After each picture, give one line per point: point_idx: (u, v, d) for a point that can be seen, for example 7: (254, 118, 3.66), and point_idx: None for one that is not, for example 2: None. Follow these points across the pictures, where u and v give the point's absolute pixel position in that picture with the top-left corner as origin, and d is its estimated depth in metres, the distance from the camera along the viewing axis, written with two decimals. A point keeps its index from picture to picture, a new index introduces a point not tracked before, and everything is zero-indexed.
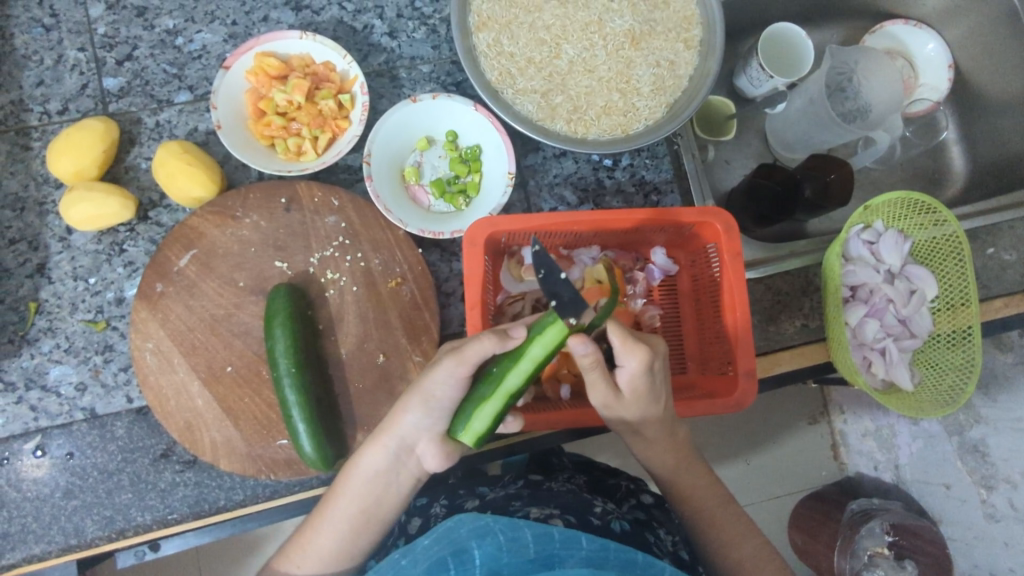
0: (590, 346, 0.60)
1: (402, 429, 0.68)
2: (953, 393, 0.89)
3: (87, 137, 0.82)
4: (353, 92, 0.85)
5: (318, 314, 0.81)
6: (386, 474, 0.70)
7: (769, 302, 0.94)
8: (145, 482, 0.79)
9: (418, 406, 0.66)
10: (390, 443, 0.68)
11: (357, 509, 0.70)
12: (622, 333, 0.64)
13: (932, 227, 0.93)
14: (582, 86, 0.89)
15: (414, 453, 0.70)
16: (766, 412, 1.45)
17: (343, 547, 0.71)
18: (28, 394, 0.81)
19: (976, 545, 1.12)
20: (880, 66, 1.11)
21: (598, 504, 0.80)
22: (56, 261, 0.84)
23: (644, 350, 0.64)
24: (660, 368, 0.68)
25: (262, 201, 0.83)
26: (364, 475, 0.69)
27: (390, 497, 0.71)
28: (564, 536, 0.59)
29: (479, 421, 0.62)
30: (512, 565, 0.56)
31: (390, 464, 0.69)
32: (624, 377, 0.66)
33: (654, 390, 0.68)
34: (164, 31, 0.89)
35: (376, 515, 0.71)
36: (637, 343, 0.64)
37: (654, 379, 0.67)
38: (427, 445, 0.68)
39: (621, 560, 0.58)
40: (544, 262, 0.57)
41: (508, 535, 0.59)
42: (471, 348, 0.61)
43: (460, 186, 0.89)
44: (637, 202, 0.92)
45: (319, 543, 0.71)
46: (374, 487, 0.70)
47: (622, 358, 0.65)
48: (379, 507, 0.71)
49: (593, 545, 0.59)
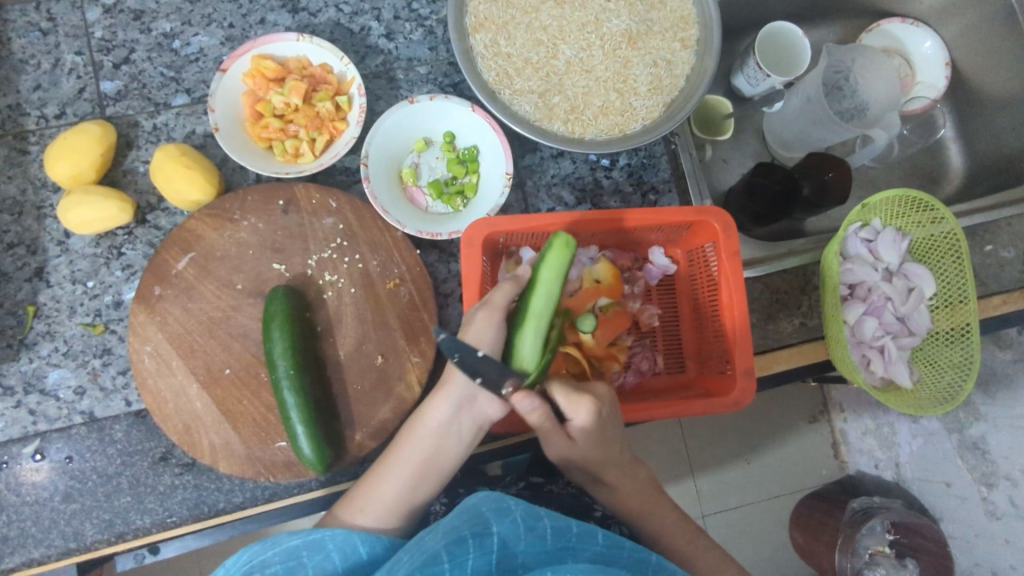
0: (537, 401, 0.63)
1: (463, 376, 0.68)
2: (952, 391, 0.89)
3: (85, 141, 0.82)
4: (350, 94, 0.85)
5: (317, 316, 0.81)
6: (447, 425, 0.70)
7: (766, 301, 0.94)
8: (144, 486, 0.79)
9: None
10: (455, 393, 0.69)
11: (421, 456, 0.69)
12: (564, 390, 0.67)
13: (930, 224, 0.93)
14: (579, 87, 0.89)
15: (476, 405, 0.70)
16: (765, 411, 1.45)
17: (406, 497, 0.68)
18: (27, 398, 0.81)
19: (977, 543, 1.11)
20: (877, 65, 1.12)
21: (599, 508, 0.82)
22: (55, 264, 0.84)
23: (588, 400, 0.67)
24: (610, 413, 0.69)
25: (259, 204, 0.83)
26: (428, 425, 0.69)
27: (450, 449, 0.70)
28: (581, 530, 0.61)
29: (525, 347, 0.67)
30: (529, 553, 0.58)
31: (453, 416, 0.69)
32: (576, 429, 0.68)
33: (606, 435, 0.69)
34: (161, 34, 0.89)
35: (437, 466, 0.70)
36: (580, 396, 0.67)
37: (606, 426, 0.69)
38: (487, 395, 0.69)
39: (632, 559, 0.63)
40: (457, 346, 0.63)
41: (527, 521, 0.59)
42: (498, 295, 0.69)
43: (458, 187, 0.89)
44: (635, 202, 0.93)
45: (386, 490, 0.68)
46: (436, 438, 0.69)
47: (568, 412, 0.67)
48: (439, 458, 0.70)
49: (607, 541, 0.63)
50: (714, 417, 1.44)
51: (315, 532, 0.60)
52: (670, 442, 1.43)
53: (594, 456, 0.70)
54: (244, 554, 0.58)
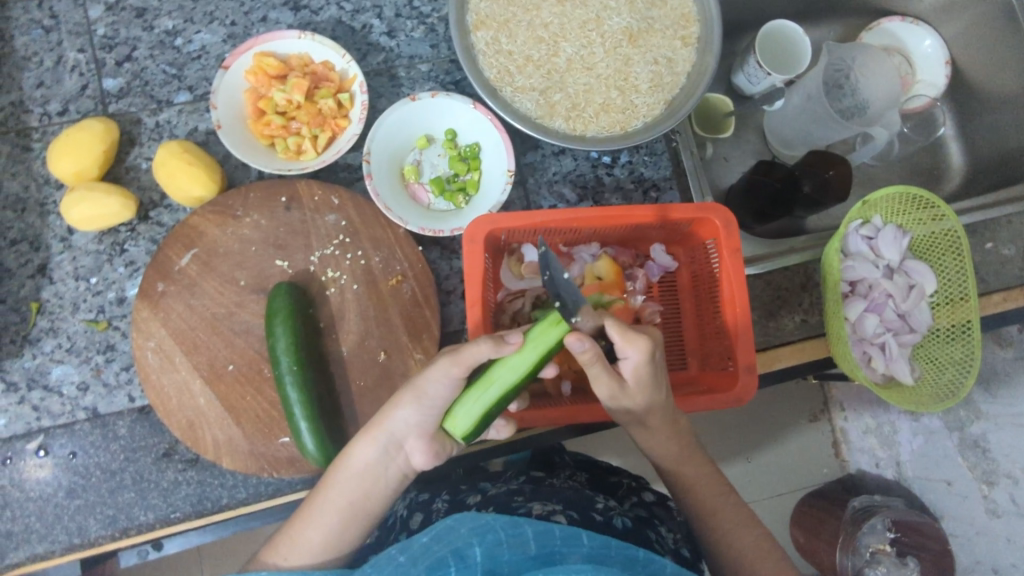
0: (588, 344, 0.62)
1: (394, 422, 0.68)
2: (952, 388, 0.89)
3: (87, 138, 0.82)
4: (352, 91, 0.86)
5: (319, 313, 0.81)
6: (376, 467, 0.69)
7: (768, 297, 0.95)
8: (147, 481, 0.79)
9: (412, 401, 0.67)
10: (381, 437, 0.68)
11: (346, 501, 0.69)
12: (621, 328, 0.65)
13: (932, 222, 0.93)
14: (581, 84, 0.90)
15: (403, 449, 0.70)
16: (766, 409, 1.45)
17: (332, 542, 0.69)
18: (31, 394, 0.81)
19: (978, 541, 1.12)
20: (876, 64, 1.12)
21: (600, 499, 0.81)
22: (58, 261, 0.84)
23: (644, 341, 0.65)
24: (661, 357, 0.68)
25: (262, 200, 0.83)
26: (354, 468, 0.69)
27: (379, 491, 0.70)
28: (565, 533, 0.61)
29: (462, 412, 0.64)
30: (513, 561, 0.59)
31: (380, 458, 0.69)
32: (626, 370, 0.67)
33: (658, 379, 0.69)
34: (163, 31, 0.89)
35: (365, 509, 0.70)
36: (638, 334, 0.65)
37: (656, 367, 0.68)
38: (417, 440, 0.69)
39: (622, 557, 0.60)
40: (549, 264, 0.63)
41: (508, 531, 0.60)
42: (467, 351, 0.63)
43: (460, 184, 0.89)
44: (637, 199, 0.93)
45: (307, 535, 0.69)
46: (364, 481, 0.69)
47: (624, 349, 0.66)
48: (368, 500, 0.70)
49: (594, 542, 0.61)
50: (715, 416, 1.44)
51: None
52: None
53: (645, 398, 0.70)
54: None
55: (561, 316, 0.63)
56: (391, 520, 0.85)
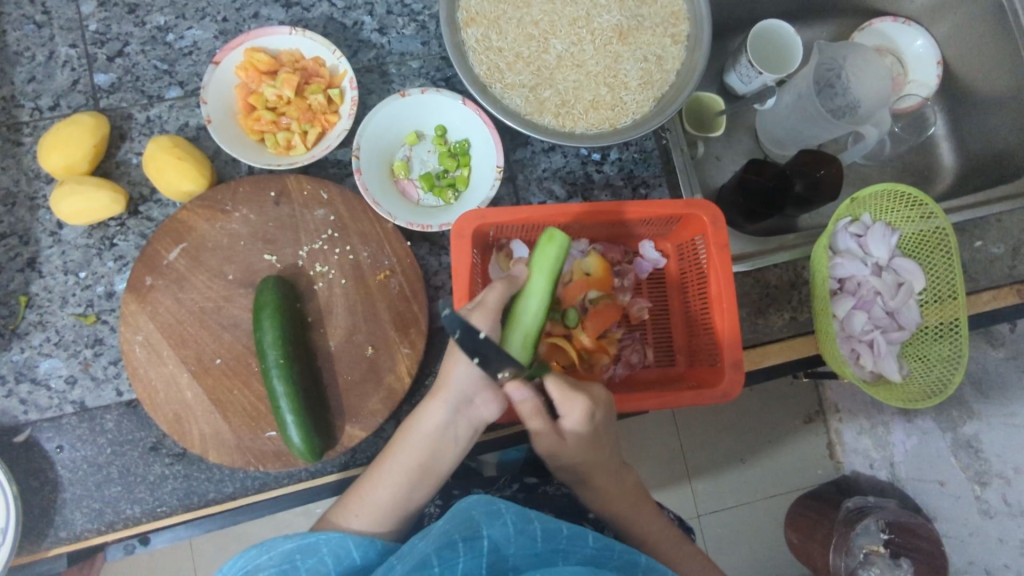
0: (526, 394, 0.65)
1: (459, 379, 0.70)
2: (939, 385, 0.89)
3: (77, 132, 0.82)
4: (342, 87, 0.86)
5: (307, 307, 0.81)
6: (445, 429, 0.71)
7: (757, 295, 0.95)
8: (134, 475, 0.79)
9: (467, 355, 0.69)
10: (451, 397, 0.70)
11: (416, 461, 0.71)
12: (560, 384, 0.68)
13: (919, 220, 0.93)
14: (570, 81, 0.90)
15: (472, 407, 0.71)
16: (759, 409, 1.46)
17: (400, 501, 0.71)
18: (19, 387, 0.81)
19: (971, 541, 1.11)
20: (869, 62, 1.13)
21: (593, 511, 0.82)
22: (47, 255, 0.84)
23: (582, 398, 0.68)
24: (604, 413, 0.71)
25: (251, 194, 0.83)
26: (424, 428, 0.71)
27: (447, 451, 0.72)
28: (572, 532, 0.61)
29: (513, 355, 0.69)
30: (519, 556, 0.58)
31: (449, 419, 0.70)
32: (567, 424, 0.70)
33: (598, 431, 0.71)
34: (154, 27, 0.89)
35: (433, 468, 0.71)
36: (576, 395, 0.68)
37: (596, 424, 0.70)
38: (484, 396, 0.70)
39: (621, 560, 0.63)
40: (465, 329, 0.56)
41: (517, 524, 0.59)
42: (491, 297, 0.69)
43: (449, 180, 0.90)
44: (626, 196, 0.93)
45: (377, 495, 0.70)
46: (433, 442, 0.71)
47: (560, 407, 0.68)
48: (436, 460, 0.72)
49: (598, 543, 0.63)
50: (707, 416, 1.45)
51: (309, 536, 0.63)
52: (664, 440, 1.43)
53: (587, 450, 0.72)
54: (243, 558, 0.62)
55: (550, 236, 0.73)
56: None
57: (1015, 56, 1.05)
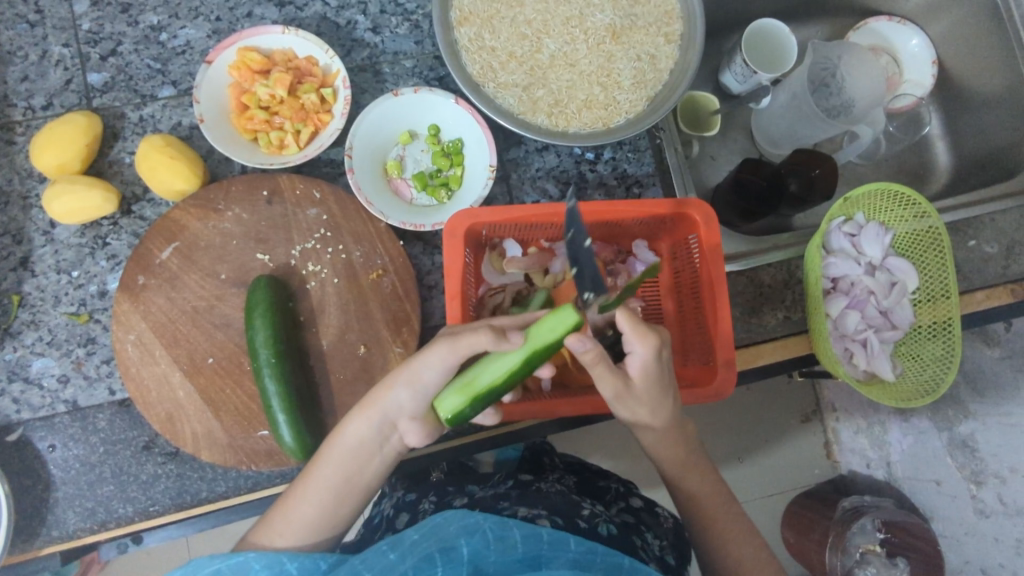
0: (589, 344, 0.62)
1: (390, 401, 0.67)
2: (930, 384, 0.90)
3: (70, 131, 0.82)
4: (335, 86, 0.86)
5: (300, 306, 0.81)
6: (369, 445, 0.69)
7: (751, 294, 0.95)
8: (127, 474, 0.79)
9: (406, 386, 0.66)
10: (376, 415, 0.68)
11: (340, 478, 0.69)
12: (631, 320, 0.65)
13: (913, 219, 0.93)
14: (563, 80, 0.90)
15: (396, 429, 0.69)
16: (755, 408, 1.46)
17: (325, 517, 0.68)
18: (11, 386, 0.81)
19: (967, 541, 1.11)
20: (863, 62, 1.12)
21: (586, 506, 0.81)
22: (40, 254, 0.84)
23: (654, 336, 0.65)
24: (668, 356, 0.68)
25: (244, 194, 0.83)
26: (347, 444, 0.68)
27: (371, 466, 0.70)
28: (553, 538, 0.61)
29: (446, 398, 0.64)
30: (499, 563, 0.57)
31: (373, 436, 0.69)
32: (634, 366, 0.67)
33: (665, 379, 0.69)
34: (148, 26, 0.89)
35: (359, 485, 0.70)
36: (648, 330, 0.65)
37: (664, 367, 0.68)
38: (410, 423, 0.68)
39: (608, 564, 0.60)
40: (574, 222, 0.59)
41: (496, 533, 0.59)
42: (467, 338, 0.63)
43: (443, 179, 0.90)
44: (619, 195, 0.93)
45: (302, 510, 0.68)
46: (357, 458, 0.69)
47: (631, 344, 0.65)
48: (361, 476, 0.70)
49: (580, 547, 0.61)
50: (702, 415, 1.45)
51: (236, 556, 0.59)
52: None
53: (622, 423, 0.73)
54: None
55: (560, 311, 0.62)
56: (377, 521, 0.87)
57: (1009, 55, 1.04)
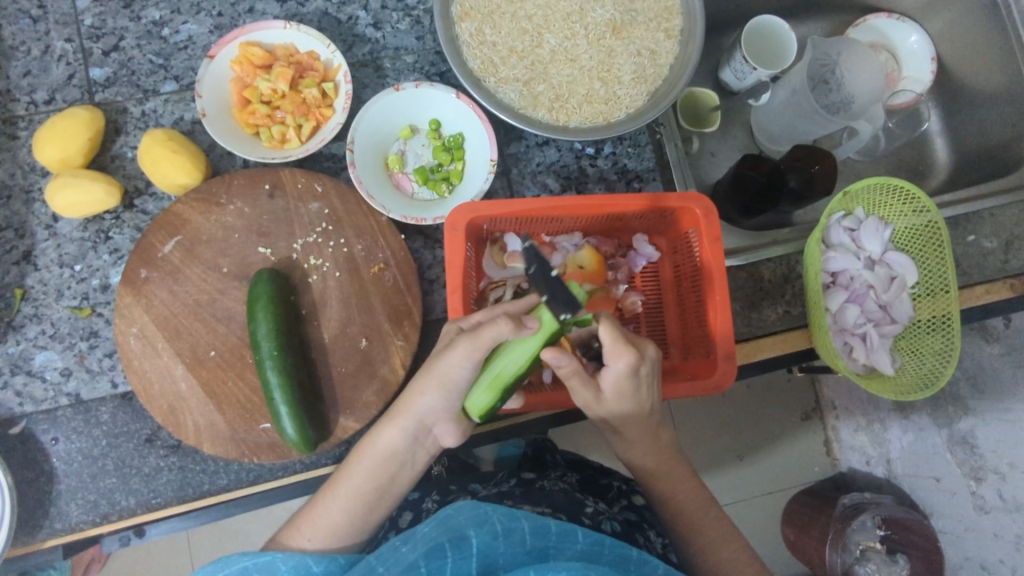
0: (566, 357, 0.64)
1: (421, 409, 0.67)
2: (930, 378, 0.90)
3: (73, 126, 0.83)
4: (337, 81, 0.86)
5: (301, 299, 0.82)
6: (401, 453, 0.70)
7: (750, 289, 0.95)
8: (129, 467, 0.80)
9: (437, 390, 0.66)
10: (407, 424, 0.68)
11: (370, 485, 0.70)
12: (612, 333, 0.65)
13: (912, 215, 0.94)
14: (564, 76, 0.90)
15: (430, 434, 0.70)
16: (756, 405, 1.46)
17: (355, 524, 0.70)
18: (14, 379, 0.81)
19: (967, 538, 1.12)
20: (862, 58, 1.13)
21: (590, 505, 0.81)
22: (43, 248, 0.85)
23: (631, 353, 0.65)
24: (647, 372, 0.69)
25: (246, 188, 0.84)
26: (379, 451, 0.70)
27: (405, 473, 0.72)
28: (561, 529, 0.61)
29: (477, 396, 0.66)
30: (509, 555, 0.58)
31: (407, 445, 0.70)
32: (609, 379, 0.67)
33: (638, 391, 0.69)
34: (150, 22, 0.90)
35: (392, 491, 0.71)
36: (626, 346, 0.65)
37: (638, 381, 0.68)
38: (444, 426, 0.69)
39: (615, 556, 0.61)
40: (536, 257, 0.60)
41: (504, 525, 0.59)
42: (488, 331, 0.62)
43: (444, 174, 0.90)
44: (620, 190, 0.94)
45: (332, 516, 0.69)
46: (390, 465, 0.70)
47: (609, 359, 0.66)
48: (394, 483, 0.71)
49: (589, 539, 0.61)
50: (703, 413, 1.45)
51: (264, 555, 0.62)
52: None
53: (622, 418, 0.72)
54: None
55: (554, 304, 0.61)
56: None
57: (1007, 52, 1.05)
